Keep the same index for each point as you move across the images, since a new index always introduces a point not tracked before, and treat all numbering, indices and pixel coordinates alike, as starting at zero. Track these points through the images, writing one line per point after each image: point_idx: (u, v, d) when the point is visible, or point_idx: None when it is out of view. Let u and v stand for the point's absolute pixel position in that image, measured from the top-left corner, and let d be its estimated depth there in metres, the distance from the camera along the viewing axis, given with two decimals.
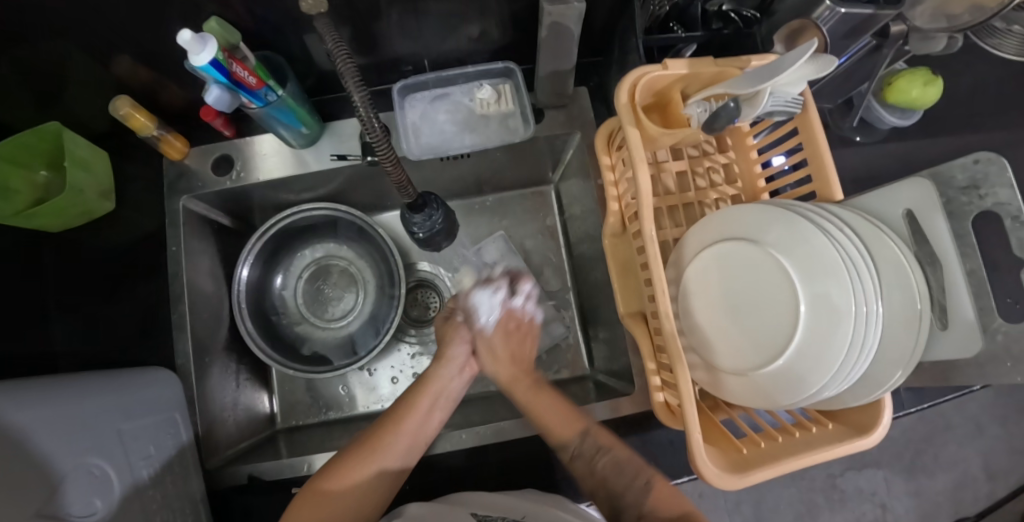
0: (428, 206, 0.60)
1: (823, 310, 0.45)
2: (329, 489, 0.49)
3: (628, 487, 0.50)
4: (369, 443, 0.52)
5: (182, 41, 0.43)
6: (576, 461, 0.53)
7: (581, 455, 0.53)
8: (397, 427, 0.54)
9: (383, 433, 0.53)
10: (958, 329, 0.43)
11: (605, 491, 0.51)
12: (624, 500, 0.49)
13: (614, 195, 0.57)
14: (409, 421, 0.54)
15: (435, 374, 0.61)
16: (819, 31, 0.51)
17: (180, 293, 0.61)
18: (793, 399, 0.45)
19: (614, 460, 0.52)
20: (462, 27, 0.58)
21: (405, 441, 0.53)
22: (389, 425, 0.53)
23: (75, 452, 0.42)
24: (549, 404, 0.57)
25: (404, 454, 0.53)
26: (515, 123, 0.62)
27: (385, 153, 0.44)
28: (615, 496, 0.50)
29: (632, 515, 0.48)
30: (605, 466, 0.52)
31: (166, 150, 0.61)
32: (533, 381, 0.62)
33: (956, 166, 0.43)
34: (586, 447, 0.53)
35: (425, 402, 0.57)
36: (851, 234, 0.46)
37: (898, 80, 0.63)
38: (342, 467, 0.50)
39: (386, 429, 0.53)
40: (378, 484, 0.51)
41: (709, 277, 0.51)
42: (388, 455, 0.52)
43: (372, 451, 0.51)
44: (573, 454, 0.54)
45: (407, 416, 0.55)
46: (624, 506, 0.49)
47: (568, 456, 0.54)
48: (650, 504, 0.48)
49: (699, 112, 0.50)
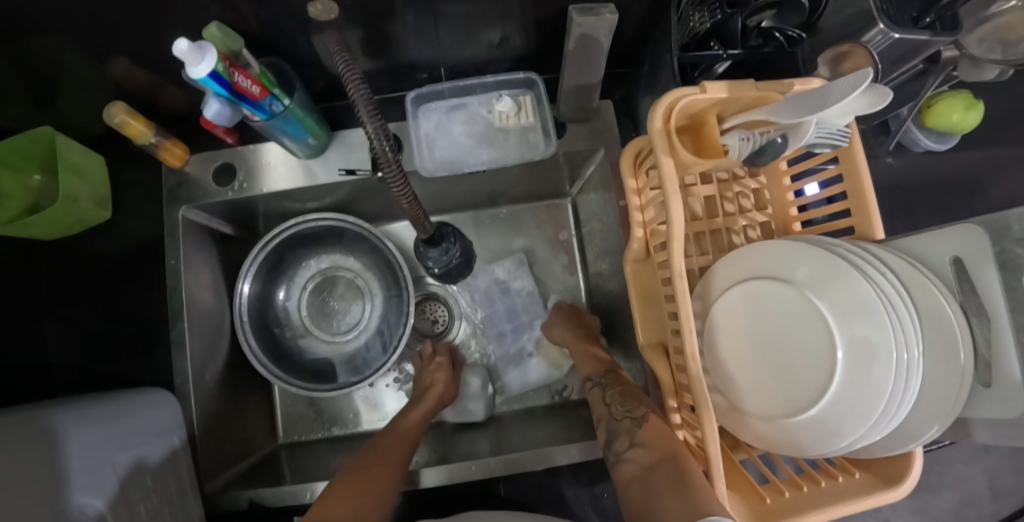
0: (445, 240, 0.58)
1: (863, 359, 0.43)
2: (356, 476, 0.49)
3: (626, 416, 0.52)
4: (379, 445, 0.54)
5: (177, 52, 0.40)
6: (594, 388, 0.59)
7: (599, 384, 0.59)
8: (399, 432, 0.57)
9: (388, 438, 0.56)
10: (1003, 387, 0.41)
11: (606, 416, 0.54)
12: (620, 425, 0.51)
13: (639, 220, 0.54)
14: (407, 429, 0.58)
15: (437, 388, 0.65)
16: (868, 55, 0.47)
17: (180, 308, 0.58)
18: (823, 448, 0.43)
19: (623, 392, 0.55)
20: (483, 32, 0.54)
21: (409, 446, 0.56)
22: (393, 433, 0.57)
23: (68, 489, 0.39)
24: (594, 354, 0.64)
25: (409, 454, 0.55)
26: (535, 138, 0.59)
27: (391, 170, 0.40)
28: (612, 422, 0.52)
29: (625, 441, 0.49)
30: (613, 395, 0.55)
31: (166, 158, 0.57)
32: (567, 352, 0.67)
33: (1015, 215, 0.40)
34: (605, 378, 0.59)
35: (418, 419, 0.60)
36: (894, 280, 0.43)
37: (938, 102, 0.60)
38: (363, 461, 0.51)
39: (393, 436, 0.56)
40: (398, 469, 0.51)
41: (738, 315, 0.49)
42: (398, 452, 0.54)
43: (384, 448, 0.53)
44: (591, 383, 0.60)
45: (406, 427, 0.58)
46: (618, 431, 0.51)
47: (588, 385, 0.60)
48: (643, 434, 0.48)
49: (739, 141, 0.47)
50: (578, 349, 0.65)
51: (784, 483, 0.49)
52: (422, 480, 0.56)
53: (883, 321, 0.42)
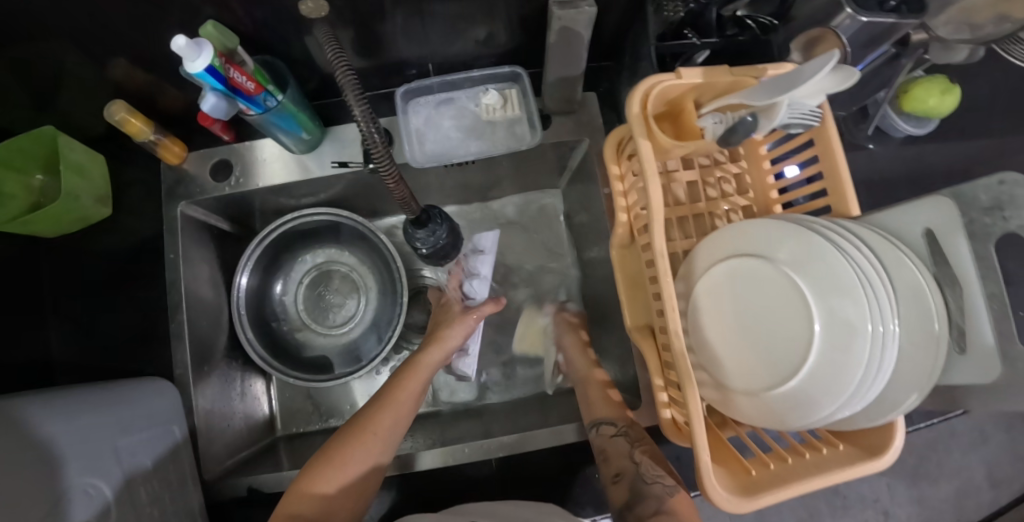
0: (433, 221, 0.57)
1: (840, 331, 0.44)
2: (332, 470, 0.48)
3: (656, 480, 0.49)
4: (367, 421, 0.52)
5: (176, 47, 0.42)
6: (618, 439, 0.54)
7: (624, 435, 0.55)
8: (394, 406, 0.54)
9: (380, 413, 0.53)
10: (978, 354, 0.42)
11: (633, 474, 0.50)
12: (649, 489, 0.49)
13: (623, 206, 0.56)
14: (403, 400, 0.55)
15: (423, 358, 0.60)
16: (837, 40, 0.49)
17: (178, 300, 0.60)
18: (805, 420, 0.44)
19: (651, 455, 0.53)
20: (470, 29, 0.56)
21: (402, 419, 0.54)
22: (383, 406, 0.54)
23: (69, 470, 0.41)
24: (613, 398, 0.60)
25: (403, 429, 0.54)
26: (521, 129, 0.61)
27: (385, 166, 0.42)
28: (641, 483, 0.50)
29: (651, 506, 0.47)
30: (642, 454, 0.53)
31: (164, 155, 0.60)
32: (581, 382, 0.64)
33: (979, 186, 0.42)
34: (631, 431, 0.55)
35: (415, 384, 0.57)
36: (869, 254, 0.44)
37: (915, 87, 0.61)
38: (343, 446, 0.50)
39: (383, 409, 0.53)
40: (379, 458, 0.51)
41: (720, 294, 0.50)
42: (388, 433, 0.52)
43: (372, 430, 0.51)
44: (616, 432, 0.55)
45: (401, 396, 0.55)
46: (648, 494, 0.48)
47: (610, 431, 0.55)
48: (673, 502, 0.47)
49: (714, 124, 0.48)
50: (593, 390, 0.62)
51: (769, 456, 0.51)
52: (417, 463, 0.59)
53: (858, 294, 0.43)
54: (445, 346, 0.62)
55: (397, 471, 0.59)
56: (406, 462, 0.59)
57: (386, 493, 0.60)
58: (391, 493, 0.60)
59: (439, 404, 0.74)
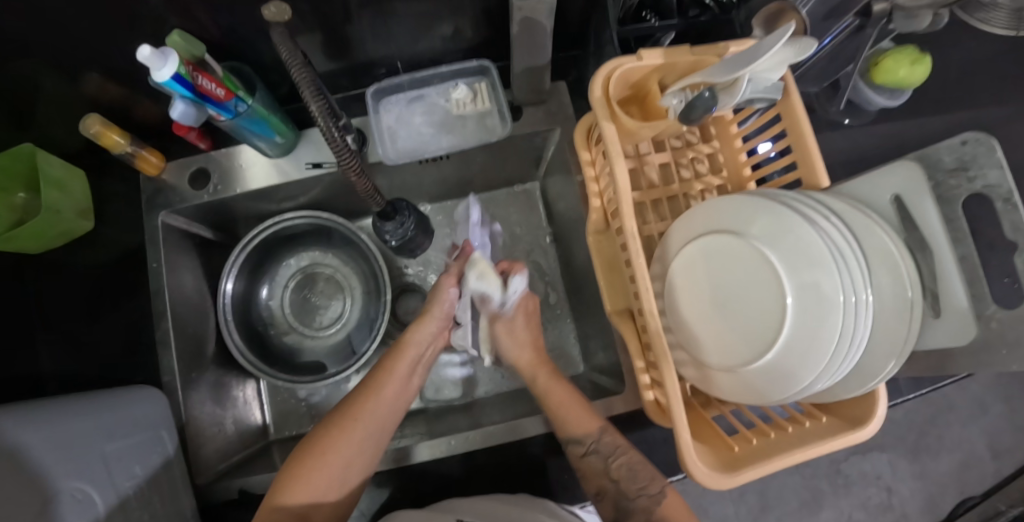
0: (399, 214, 0.59)
1: (813, 302, 0.43)
2: (317, 459, 0.49)
3: (639, 493, 0.49)
4: (350, 409, 0.53)
5: (141, 57, 0.42)
6: (591, 457, 0.52)
7: (596, 452, 0.52)
8: (379, 393, 0.55)
9: (364, 400, 0.54)
10: (951, 316, 0.42)
11: (615, 493, 0.50)
12: (634, 504, 0.49)
13: (595, 191, 0.56)
14: (389, 384, 0.56)
15: (411, 337, 0.60)
16: (797, 14, 0.51)
17: (164, 308, 0.61)
18: (784, 394, 0.44)
19: (629, 464, 0.51)
20: (435, 27, 0.57)
21: (388, 406, 0.55)
22: (369, 391, 0.54)
23: (58, 475, 0.42)
24: (575, 404, 0.54)
25: (389, 418, 0.54)
26: (492, 121, 0.62)
27: (349, 163, 0.43)
28: (625, 499, 0.50)
29: (638, 519, 0.49)
30: (620, 466, 0.51)
31: (143, 166, 0.61)
32: (540, 396, 0.57)
33: (944, 147, 0.43)
34: (604, 445, 0.52)
35: (403, 367, 0.58)
36: (837, 223, 0.44)
37: (885, 59, 0.61)
38: (326, 435, 0.51)
39: (367, 396, 0.54)
40: (362, 446, 0.51)
41: (695, 272, 0.50)
42: (372, 420, 0.53)
43: (356, 417, 0.52)
44: (587, 450, 0.52)
45: (386, 382, 0.56)
46: (633, 510, 0.49)
47: (580, 451, 0.52)
48: (661, 511, 0.48)
49: (676, 103, 0.49)
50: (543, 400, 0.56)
51: (753, 432, 0.51)
52: (412, 456, 0.60)
53: (830, 265, 0.43)
54: (434, 321, 0.61)
55: (393, 464, 0.60)
56: (400, 455, 0.60)
57: (379, 489, 0.61)
58: (383, 489, 0.61)
59: (428, 401, 0.75)
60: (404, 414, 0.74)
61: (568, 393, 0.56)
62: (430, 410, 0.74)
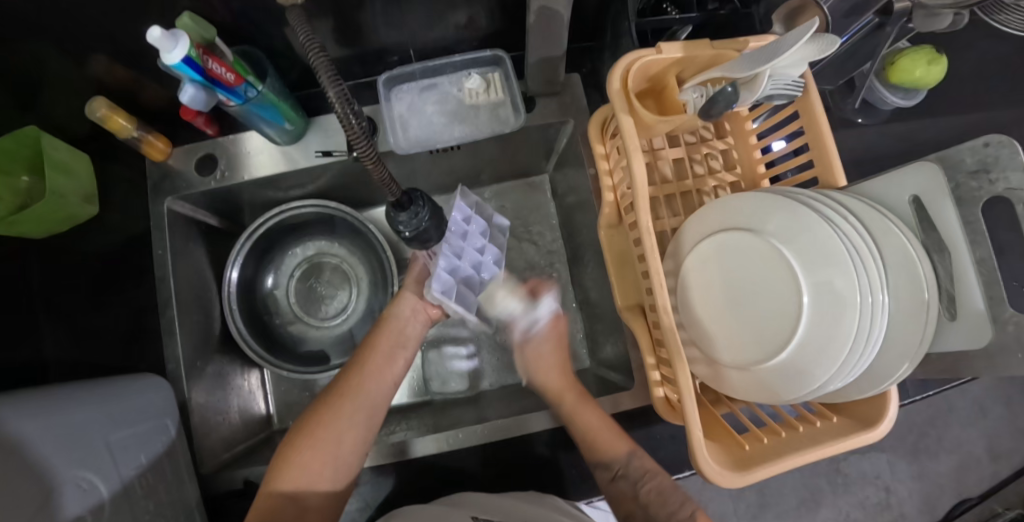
0: (414, 203, 0.53)
1: (829, 303, 0.43)
2: (307, 437, 0.50)
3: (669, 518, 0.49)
4: (336, 390, 0.53)
5: (151, 38, 0.41)
6: (620, 483, 0.52)
7: (626, 477, 0.52)
8: (362, 371, 0.55)
9: (349, 378, 0.55)
10: (967, 318, 0.42)
11: (643, 517, 0.50)
12: None
13: (608, 185, 0.55)
14: (374, 360, 0.57)
15: (392, 312, 0.61)
16: (819, 10, 0.51)
17: (169, 296, 0.61)
18: (797, 394, 0.44)
19: (659, 487, 0.51)
20: (449, 14, 0.56)
21: (374, 384, 0.55)
22: (354, 371, 0.55)
23: (63, 464, 0.41)
24: (608, 428, 0.55)
25: (376, 397, 0.54)
26: (505, 112, 0.62)
27: (365, 150, 0.40)
28: None
29: None
30: (650, 491, 0.51)
31: (149, 151, 0.61)
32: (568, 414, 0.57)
33: (965, 149, 0.42)
34: (634, 469, 0.52)
35: (386, 344, 0.58)
36: (855, 223, 0.44)
37: (901, 59, 0.60)
38: (316, 417, 0.51)
39: (353, 375, 0.55)
40: (351, 425, 0.51)
41: (709, 270, 0.49)
42: (359, 396, 0.53)
43: (343, 394, 0.53)
44: (616, 475, 0.53)
45: (371, 358, 0.57)
46: None
47: (609, 477, 0.53)
48: None
49: (696, 97, 0.48)
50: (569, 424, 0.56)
51: (763, 431, 0.51)
52: (413, 450, 0.60)
53: (847, 264, 0.42)
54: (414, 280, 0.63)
55: (394, 457, 0.60)
56: (400, 449, 0.60)
57: (384, 482, 0.60)
58: (388, 482, 0.61)
59: (433, 393, 0.75)
60: (408, 406, 0.74)
61: (601, 417, 0.56)
62: (436, 402, 0.74)
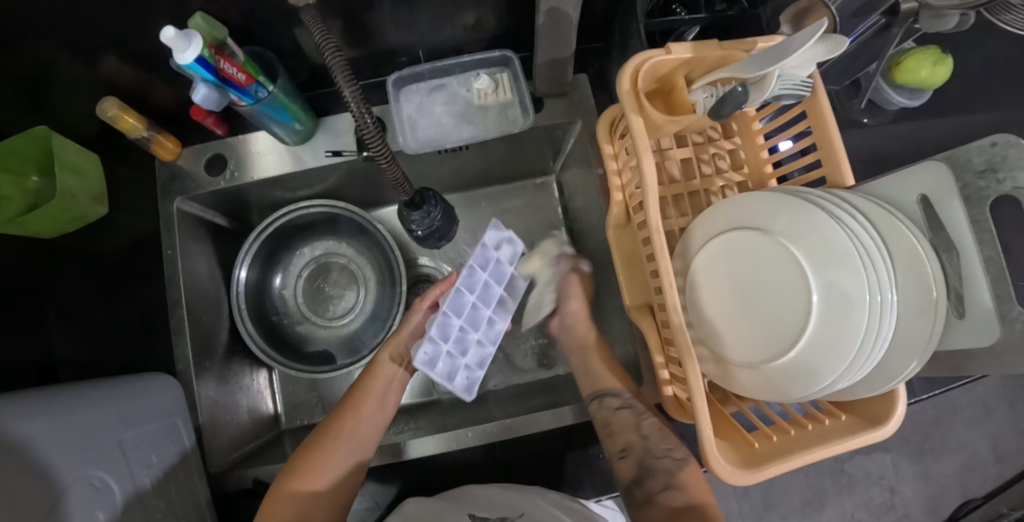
0: (427, 203, 0.58)
1: (837, 302, 0.43)
2: (301, 478, 0.51)
3: (665, 454, 0.50)
4: (329, 432, 0.54)
5: (166, 38, 0.42)
6: (624, 411, 0.54)
7: (629, 407, 0.54)
8: (355, 413, 0.56)
9: (343, 420, 0.56)
10: (976, 317, 0.42)
11: (642, 449, 0.51)
12: (658, 464, 0.49)
13: (617, 185, 0.56)
14: (367, 404, 0.58)
15: (382, 358, 0.62)
16: (828, 10, 0.50)
17: (179, 295, 0.61)
18: (806, 392, 0.44)
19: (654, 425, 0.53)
20: (458, 16, 0.56)
21: (366, 426, 0.56)
22: (347, 412, 0.56)
23: (74, 464, 0.41)
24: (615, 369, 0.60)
25: (368, 439, 0.55)
26: (513, 113, 0.62)
27: (379, 149, 0.43)
28: (650, 457, 0.50)
29: (660, 481, 0.48)
30: (650, 425, 0.52)
31: (157, 150, 0.61)
32: (579, 350, 0.63)
33: (973, 149, 0.42)
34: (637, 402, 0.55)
35: (378, 386, 0.60)
36: (863, 222, 0.44)
37: (905, 59, 0.61)
38: (310, 457, 0.53)
39: (345, 416, 0.56)
40: (344, 466, 0.53)
41: (718, 269, 0.49)
42: (353, 438, 0.54)
43: (334, 436, 0.54)
44: (621, 403, 0.55)
45: (363, 401, 0.58)
46: (657, 470, 0.49)
47: (616, 403, 0.55)
48: (682, 476, 0.48)
49: (705, 97, 0.49)
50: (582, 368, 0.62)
51: (772, 429, 0.51)
52: (407, 452, 0.60)
53: (855, 264, 0.42)
54: (405, 337, 0.63)
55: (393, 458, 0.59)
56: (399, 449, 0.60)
57: (392, 480, 0.61)
58: (396, 481, 0.61)
59: (440, 393, 0.75)
60: (417, 406, 0.74)
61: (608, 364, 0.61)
62: (443, 402, 0.74)
